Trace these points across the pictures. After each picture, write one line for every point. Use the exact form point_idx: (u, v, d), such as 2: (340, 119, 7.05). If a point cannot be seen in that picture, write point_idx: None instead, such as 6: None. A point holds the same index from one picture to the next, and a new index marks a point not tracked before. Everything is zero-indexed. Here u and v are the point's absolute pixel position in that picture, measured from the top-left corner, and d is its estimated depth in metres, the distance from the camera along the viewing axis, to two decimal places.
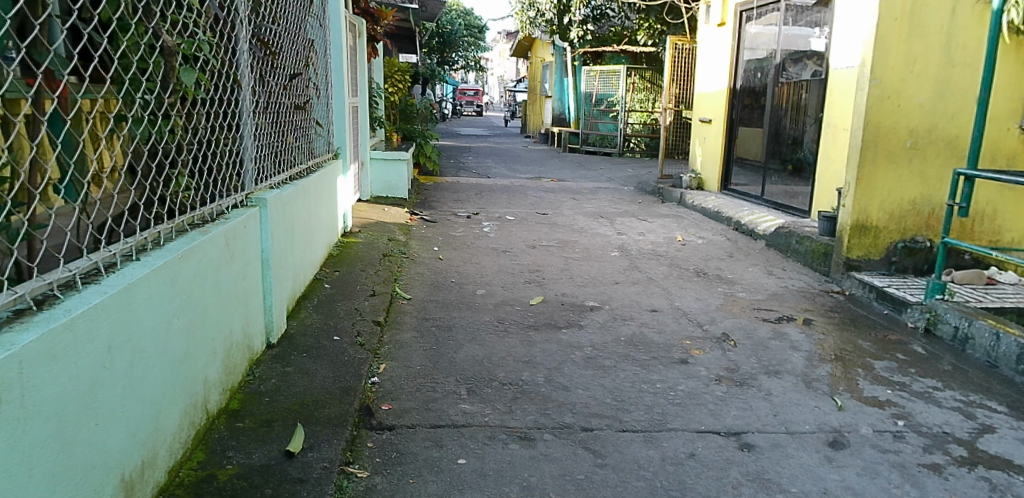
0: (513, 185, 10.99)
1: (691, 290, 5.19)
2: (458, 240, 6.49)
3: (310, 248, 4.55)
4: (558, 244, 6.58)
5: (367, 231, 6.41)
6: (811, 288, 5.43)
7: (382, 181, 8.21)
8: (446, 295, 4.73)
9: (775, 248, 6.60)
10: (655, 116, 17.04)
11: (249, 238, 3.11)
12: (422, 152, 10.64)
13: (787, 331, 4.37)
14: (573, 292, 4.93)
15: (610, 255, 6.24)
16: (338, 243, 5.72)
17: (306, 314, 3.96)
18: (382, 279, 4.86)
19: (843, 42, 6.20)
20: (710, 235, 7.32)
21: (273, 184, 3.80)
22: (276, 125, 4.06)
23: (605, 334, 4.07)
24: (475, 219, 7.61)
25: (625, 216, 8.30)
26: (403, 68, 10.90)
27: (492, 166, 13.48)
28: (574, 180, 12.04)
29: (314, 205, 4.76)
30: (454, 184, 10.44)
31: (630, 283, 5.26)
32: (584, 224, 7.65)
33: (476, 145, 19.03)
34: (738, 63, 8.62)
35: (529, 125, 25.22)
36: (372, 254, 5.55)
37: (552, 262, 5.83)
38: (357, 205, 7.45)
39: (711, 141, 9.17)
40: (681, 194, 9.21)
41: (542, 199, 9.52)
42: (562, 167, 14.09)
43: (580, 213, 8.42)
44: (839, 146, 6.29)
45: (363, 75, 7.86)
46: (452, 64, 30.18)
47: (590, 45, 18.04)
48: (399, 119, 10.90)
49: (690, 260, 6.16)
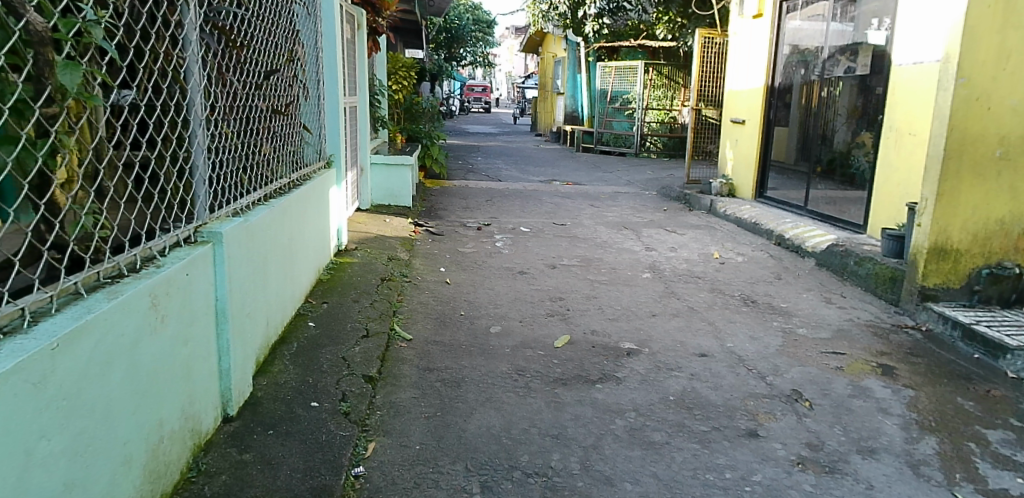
0: (526, 189, 10.23)
1: (742, 325, 4.42)
2: (468, 259, 5.73)
3: (291, 279, 3.80)
4: (581, 263, 5.80)
5: (365, 249, 5.64)
6: (880, 322, 4.65)
7: (383, 188, 7.46)
8: (455, 333, 3.97)
9: (828, 268, 5.81)
10: (673, 114, 16.23)
11: (195, 287, 2.35)
12: (428, 154, 9.96)
13: (868, 385, 3.59)
14: (604, 328, 4.17)
15: (641, 277, 5.48)
16: (330, 266, 4.97)
17: (281, 367, 3.20)
18: (378, 314, 4.08)
19: (918, 36, 5.42)
20: (749, 250, 6.53)
21: (239, 208, 3.06)
22: (246, 133, 3.31)
23: (650, 391, 3.31)
24: (486, 231, 6.84)
25: (652, 227, 7.52)
26: (407, 63, 9.96)
27: (502, 167, 12.72)
28: (591, 183, 11.26)
29: (297, 227, 4.02)
30: (463, 188, 9.69)
31: (670, 315, 4.49)
32: (608, 237, 6.89)
33: (485, 143, 18.28)
34: (777, 59, 7.84)
35: (540, 122, 24.42)
36: (368, 280, 4.78)
37: (577, 286, 5.06)
38: (356, 216, 6.71)
39: (745, 144, 8.39)
40: (711, 201, 8.39)
41: (558, 206, 8.76)
42: (576, 168, 13.31)
43: (602, 223, 7.66)
44: (906, 154, 5.48)
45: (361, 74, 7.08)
46: (461, 59, 29.42)
47: (605, 39, 17.24)
48: (403, 119, 10.16)
49: (733, 284, 5.39)
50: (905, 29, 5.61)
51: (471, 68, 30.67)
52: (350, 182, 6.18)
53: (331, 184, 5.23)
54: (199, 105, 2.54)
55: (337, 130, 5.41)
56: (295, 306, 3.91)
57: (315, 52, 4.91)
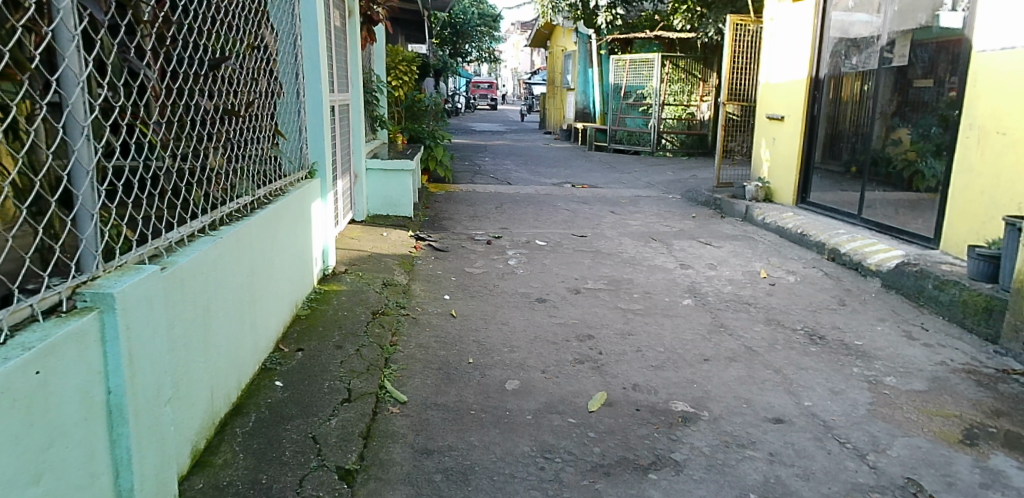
0: (539, 193, 9.40)
1: (816, 374, 3.57)
2: (476, 282, 4.89)
3: (251, 328, 2.96)
4: (608, 285, 4.96)
5: (357, 272, 4.81)
6: (982, 366, 3.79)
7: (379, 196, 6.63)
8: (462, 389, 3.14)
9: (900, 291, 4.95)
10: (691, 109, 15.39)
11: (62, 388, 1.55)
12: (431, 156, 9.20)
13: (1000, 467, 2.75)
14: (648, 380, 3.34)
15: (682, 303, 4.63)
16: (312, 297, 4.13)
17: (227, 458, 2.38)
18: (365, 366, 3.24)
19: (1008, 16, 4.57)
20: (800, 267, 5.69)
21: (164, 246, 2.23)
22: (180, 142, 2.50)
23: (722, 485, 2.49)
24: (496, 246, 6.02)
25: (683, 238, 6.68)
26: (408, 57, 9.15)
27: (512, 168, 11.88)
28: (608, 186, 10.42)
29: (264, 259, 3.19)
30: (470, 194, 8.87)
31: (725, 360, 3.65)
32: (636, 251, 6.06)
33: (492, 142, 17.45)
34: (824, 46, 6.98)
35: (549, 120, 23.54)
36: (358, 314, 3.94)
37: (606, 318, 4.22)
38: (348, 230, 5.91)
39: (784, 143, 7.53)
40: (748, 207, 7.52)
41: (576, 213, 7.92)
42: (590, 169, 12.45)
43: (626, 233, 6.83)
44: (993, 158, 4.64)
45: (355, 68, 6.21)
46: (466, 55, 28.56)
47: (618, 31, 16.36)
48: (403, 117, 9.35)
49: (792, 313, 4.55)
50: (989, 8, 4.74)
51: (477, 64, 29.84)
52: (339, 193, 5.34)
53: (314, 198, 4.40)
54: (81, 104, 1.74)
55: (322, 134, 4.59)
56: (259, 361, 3.07)
57: (293, 42, 4.12)
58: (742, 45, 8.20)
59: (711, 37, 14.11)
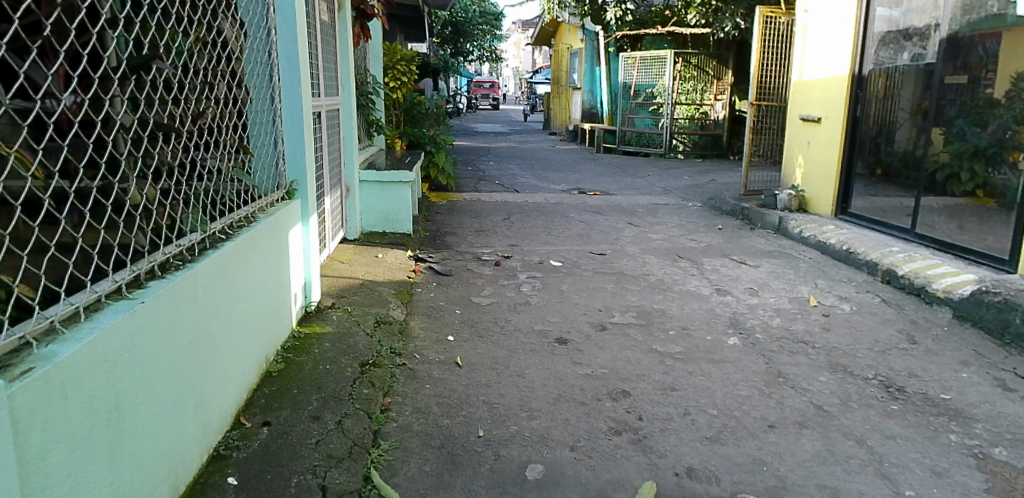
0: (548, 201, 8.71)
1: (908, 447, 2.88)
2: (484, 317, 4.20)
3: (199, 408, 2.30)
4: (637, 318, 4.27)
5: (347, 305, 4.12)
6: None
7: (375, 211, 5.96)
8: (470, 480, 2.45)
9: (978, 325, 4.26)
10: (705, 109, 14.67)
11: None
12: (433, 163, 8.54)
13: None
14: (706, 461, 2.65)
15: (727, 343, 3.94)
16: (291, 343, 3.46)
17: None
18: (347, 448, 2.55)
19: None
20: (853, 292, 5.00)
21: (39, 333, 1.60)
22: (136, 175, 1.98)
23: None
24: (506, 268, 5.34)
25: (714, 256, 5.99)
26: (406, 56, 8.50)
27: (518, 173, 11.20)
28: (621, 193, 9.72)
29: (219, 311, 2.51)
30: (474, 204, 8.18)
31: (793, 428, 2.98)
32: (663, 274, 5.38)
33: (496, 144, 16.76)
34: (870, 39, 6.36)
35: (554, 120, 22.83)
36: (343, 368, 3.25)
37: (641, 366, 3.53)
38: (338, 251, 5.23)
39: (820, 146, 6.89)
40: (781, 218, 6.82)
41: (591, 225, 7.25)
42: (600, 173, 11.76)
43: (649, 250, 6.16)
44: None
45: (347, 68, 5.51)
46: (467, 55, 27.87)
47: (628, 27, 15.64)
48: (402, 121, 8.67)
49: (857, 356, 3.85)
50: None
51: (479, 63, 29.16)
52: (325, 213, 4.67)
53: (296, 222, 3.71)
54: None
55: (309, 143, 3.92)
56: (210, 447, 2.39)
57: (268, 38, 3.46)
58: (772, 38, 7.52)
59: (727, 33, 13.39)
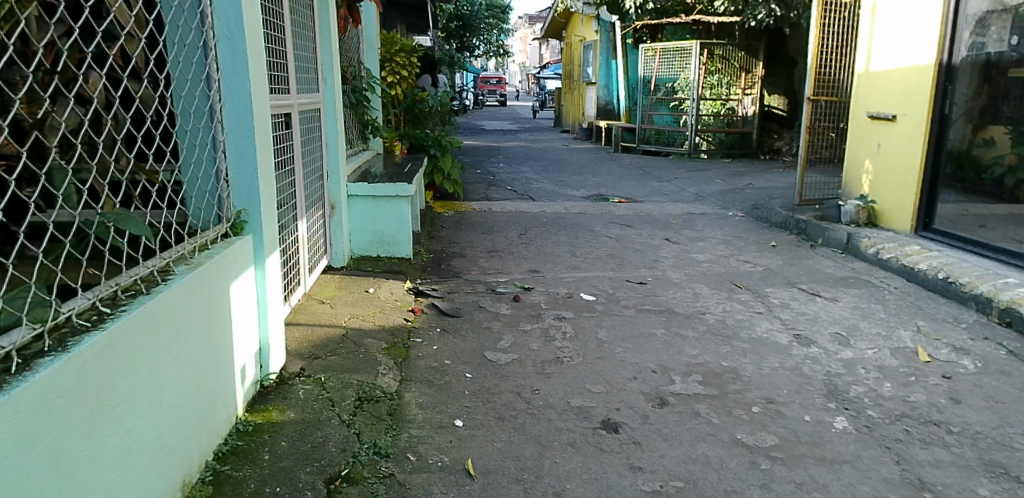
0: (569, 212, 7.66)
1: None
2: (503, 386, 3.17)
3: None
4: (705, 386, 3.23)
5: (323, 372, 3.09)
6: None
7: (368, 231, 4.94)
8: None
9: None
10: (731, 104, 13.57)
11: None
12: (437, 168, 7.56)
13: None
14: None
15: (834, 429, 2.90)
16: (241, 438, 2.47)
17: None
18: None
19: None
20: (969, 340, 3.94)
21: None
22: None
23: None
24: (528, 307, 4.30)
25: (779, 285, 4.94)
26: (405, 46, 7.45)
27: (532, 177, 10.16)
28: (649, 200, 8.65)
29: (69, 455, 1.54)
30: (485, 217, 7.14)
31: None
32: (722, 311, 4.34)
33: (505, 144, 15.72)
34: (963, 18, 5.31)
35: (565, 116, 21.71)
36: (300, 490, 2.23)
37: (729, 474, 2.50)
38: (320, 287, 4.19)
39: (896, 149, 5.84)
40: (851, 235, 5.78)
41: (623, 242, 6.21)
42: (622, 176, 10.70)
43: (698, 276, 5.11)
44: None
45: (332, 57, 4.48)
46: (473, 50, 26.80)
47: (649, 17, 14.56)
48: (403, 121, 7.68)
49: (1017, 449, 2.81)
50: None
51: (486, 58, 28.09)
52: (291, 244, 3.62)
53: (246, 265, 2.66)
54: None
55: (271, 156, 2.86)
56: None
57: (200, 10, 2.44)
58: (834, 23, 6.45)
59: (758, 21, 12.27)
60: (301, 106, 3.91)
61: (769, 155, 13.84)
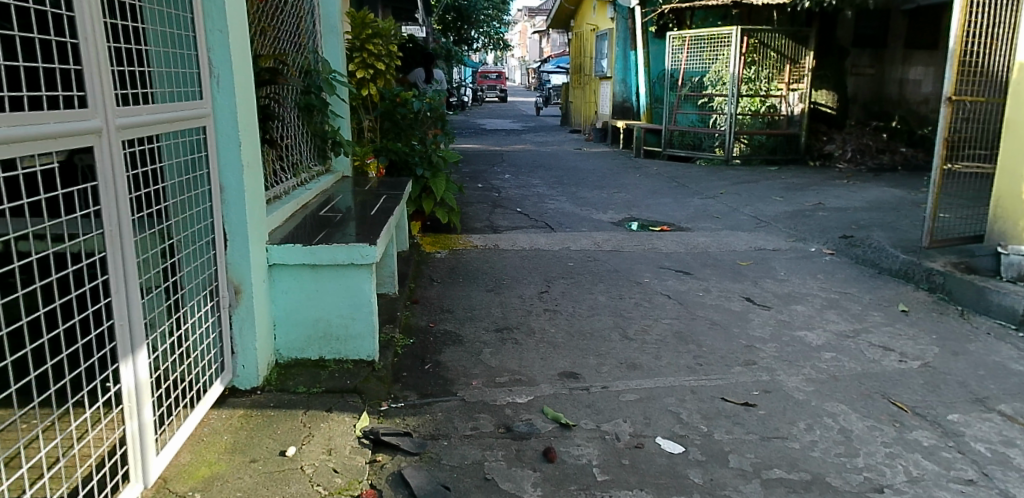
0: (601, 249, 5.79)
1: None
2: None
3: None
4: None
5: None
6: None
7: (303, 321, 3.07)
8: None
9: None
10: (773, 101, 11.64)
11: None
12: (426, 192, 5.70)
13: None
14: None
15: None
16: None
17: None
18: None
19: None
20: None
21: None
22: None
23: None
24: (573, 475, 2.45)
25: (966, 408, 3.09)
26: (381, 29, 5.53)
27: (546, 193, 8.28)
28: (699, 228, 6.77)
29: None
30: (489, 261, 5.27)
31: None
32: (909, 483, 2.50)
33: (510, 146, 13.83)
34: None
35: (574, 113, 19.72)
36: None
37: None
38: (203, 454, 2.36)
39: None
40: None
41: (689, 306, 4.35)
42: (654, 191, 8.81)
43: (830, 387, 3.24)
44: None
45: (229, 46, 2.62)
46: (472, 42, 24.92)
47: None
48: (380, 129, 5.85)
49: None
50: None
51: (486, 52, 26.16)
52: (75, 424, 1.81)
53: None
54: None
55: None
56: None
57: None
58: None
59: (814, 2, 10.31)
60: (128, 127, 2.06)
61: (819, 161, 11.77)
